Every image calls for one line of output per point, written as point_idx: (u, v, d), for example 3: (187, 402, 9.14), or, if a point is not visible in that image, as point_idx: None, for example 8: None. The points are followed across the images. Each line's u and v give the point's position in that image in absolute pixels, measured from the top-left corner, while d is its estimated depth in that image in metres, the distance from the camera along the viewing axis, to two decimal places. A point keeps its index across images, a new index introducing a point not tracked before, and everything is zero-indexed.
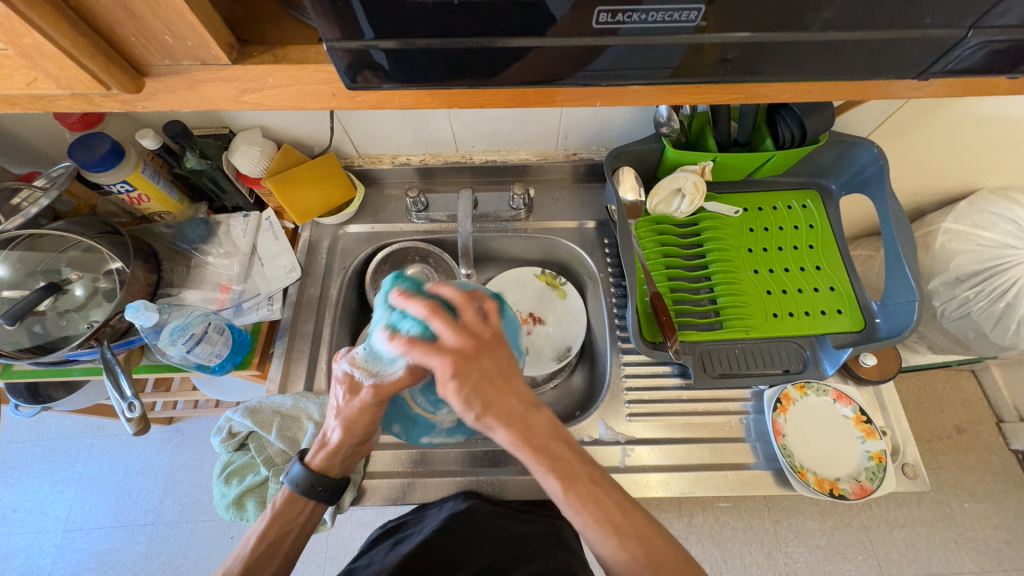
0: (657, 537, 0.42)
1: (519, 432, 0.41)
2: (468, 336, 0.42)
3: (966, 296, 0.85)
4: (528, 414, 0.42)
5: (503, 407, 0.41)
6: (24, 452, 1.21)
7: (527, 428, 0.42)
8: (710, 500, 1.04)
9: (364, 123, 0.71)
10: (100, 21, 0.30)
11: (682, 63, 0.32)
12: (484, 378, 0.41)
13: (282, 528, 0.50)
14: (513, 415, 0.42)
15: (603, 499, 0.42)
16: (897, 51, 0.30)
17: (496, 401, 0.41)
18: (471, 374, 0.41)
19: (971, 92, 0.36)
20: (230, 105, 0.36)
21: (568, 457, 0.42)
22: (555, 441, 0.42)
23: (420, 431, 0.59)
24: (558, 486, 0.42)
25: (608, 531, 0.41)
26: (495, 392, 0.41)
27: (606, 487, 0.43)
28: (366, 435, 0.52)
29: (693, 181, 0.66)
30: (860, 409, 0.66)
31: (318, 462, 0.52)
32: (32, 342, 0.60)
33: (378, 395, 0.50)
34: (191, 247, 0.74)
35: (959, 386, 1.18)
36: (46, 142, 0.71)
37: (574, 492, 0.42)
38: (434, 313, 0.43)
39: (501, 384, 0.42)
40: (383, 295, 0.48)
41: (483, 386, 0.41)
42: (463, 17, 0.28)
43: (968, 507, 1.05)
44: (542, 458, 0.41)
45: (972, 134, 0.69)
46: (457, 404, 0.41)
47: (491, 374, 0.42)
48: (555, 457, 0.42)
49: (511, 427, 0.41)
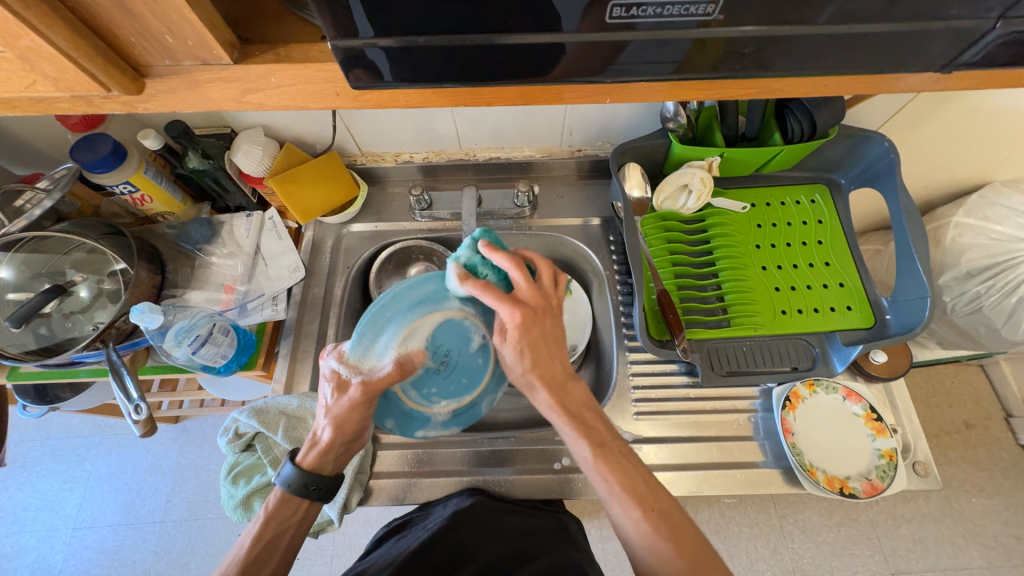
0: (676, 512, 0.43)
1: (558, 396, 0.45)
2: (540, 295, 0.45)
3: (977, 291, 0.84)
4: (567, 381, 0.46)
5: (548, 370, 0.45)
6: (32, 451, 1.22)
7: (566, 394, 0.46)
8: (716, 496, 1.03)
9: (366, 121, 0.70)
10: (99, 21, 0.30)
11: (693, 59, 0.31)
12: (543, 338, 0.44)
13: (276, 529, 0.50)
14: (558, 379, 0.45)
15: (629, 471, 0.44)
16: (920, 42, 0.30)
17: (545, 363, 0.45)
18: (535, 331, 0.43)
19: (992, 84, 0.35)
20: (232, 106, 0.36)
21: (600, 427, 0.46)
22: (586, 411, 0.46)
23: (415, 424, 0.53)
24: (590, 451, 0.44)
25: (632, 501, 0.42)
26: (548, 354, 0.45)
27: (631, 459, 0.45)
28: (357, 433, 0.52)
29: (700, 176, 0.65)
30: (870, 407, 0.66)
31: (310, 461, 0.51)
32: (38, 344, 0.60)
33: (366, 393, 0.48)
34: (195, 247, 0.73)
35: (967, 381, 1.16)
36: (47, 144, 0.70)
37: (604, 459, 0.44)
38: (519, 266, 0.42)
39: (554, 349, 0.45)
40: (469, 236, 0.44)
41: (539, 346, 0.44)
42: (471, 13, 0.27)
43: (976, 502, 1.04)
44: (575, 423, 0.45)
45: (985, 126, 0.68)
46: (513, 356, 0.44)
47: (547, 338, 0.45)
48: (586, 425, 0.45)
49: (552, 390, 0.45)
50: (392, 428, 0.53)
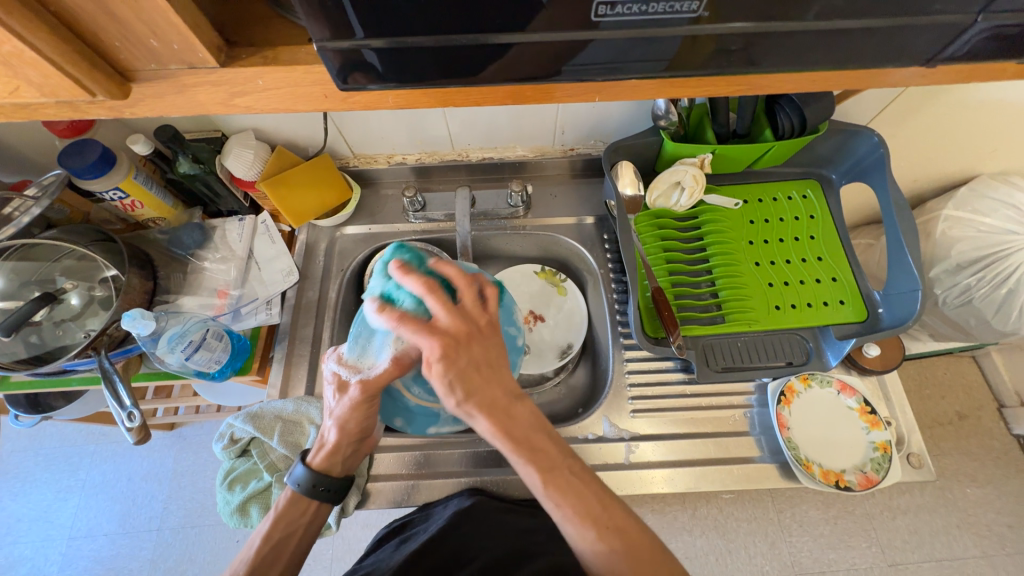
0: (636, 530, 0.40)
1: (499, 422, 0.41)
2: (463, 320, 0.42)
3: (968, 283, 0.84)
4: (511, 405, 0.42)
5: (486, 395, 0.41)
6: (26, 461, 1.21)
7: (509, 419, 0.42)
8: (714, 492, 1.04)
9: (358, 123, 0.70)
10: (83, 26, 0.29)
11: (682, 56, 0.31)
12: (472, 364, 0.41)
13: (285, 530, 0.49)
14: (496, 404, 0.41)
15: (581, 492, 0.41)
16: (903, 37, 0.30)
17: (481, 388, 0.41)
18: (460, 359, 0.41)
19: (977, 78, 0.36)
20: (220, 110, 0.36)
21: (550, 449, 0.42)
22: (535, 434, 0.42)
23: (423, 422, 0.59)
24: (538, 478, 0.41)
25: (586, 522, 0.40)
26: (481, 379, 0.41)
27: (585, 479, 0.42)
28: (363, 432, 0.52)
29: (693, 173, 0.65)
30: (864, 400, 0.66)
31: (319, 463, 0.51)
32: (29, 352, 0.59)
33: (366, 391, 0.49)
34: (187, 253, 0.73)
35: (960, 372, 1.17)
36: (35, 150, 0.70)
37: (553, 484, 0.41)
38: (429, 291, 0.42)
39: (488, 372, 0.42)
40: (382, 265, 0.49)
41: (469, 373, 0.41)
42: (457, 12, 0.27)
43: (970, 492, 1.05)
44: (522, 450, 0.41)
45: (973, 120, 0.68)
46: (441, 390, 0.41)
47: (479, 362, 0.42)
48: (533, 450, 0.41)
49: (492, 416, 0.41)
50: (402, 427, 0.58)
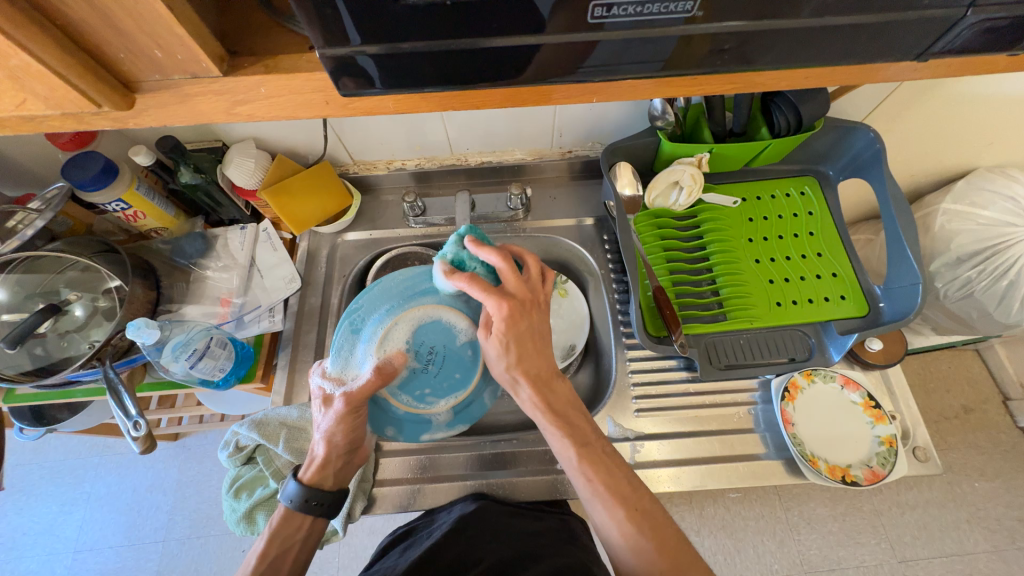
0: (662, 521, 0.43)
1: (541, 393, 0.47)
2: (525, 291, 0.46)
3: (969, 276, 0.84)
4: (552, 378, 0.48)
5: (534, 365, 0.46)
6: (30, 475, 1.20)
7: (550, 392, 0.48)
8: (720, 491, 1.03)
9: (358, 130, 0.70)
10: (88, 39, 0.30)
11: (678, 55, 0.32)
12: (529, 334, 0.45)
13: (282, 546, 0.49)
14: (542, 376, 0.47)
15: (612, 471, 0.45)
16: (895, 32, 0.30)
17: (532, 358, 0.46)
18: (521, 325, 0.44)
19: (970, 71, 0.36)
20: (222, 118, 0.36)
21: (584, 426, 0.48)
22: (572, 409, 0.48)
23: (415, 429, 0.52)
24: (573, 452, 0.46)
25: (615, 502, 0.43)
26: (532, 352, 0.46)
27: (617, 462, 0.46)
28: (352, 444, 0.52)
29: (690, 172, 0.65)
30: (868, 394, 0.66)
31: (309, 477, 0.51)
32: (33, 364, 0.60)
33: (348, 403, 0.48)
34: (189, 262, 0.73)
35: (963, 365, 1.17)
36: (38, 164, 0.70)
37: (586, 459, 0.45)
38: (504, 260, 0.44)
39: (539, 346, 0.47)
40: (453, 234, 0.46)
41: (524, 343, 0.46)
42: (455, 19, 0.28)
43: (978, 487, 1.05)
44: (559, 420, 0.47)
45: (969, 113, 0.68)
46: (496, 353, 0.46)
47: (532, 335, 0.46)
48: (569, 423, 0.47)
49: (536, 388, 0.47)
50: (395, 437, 0.52)
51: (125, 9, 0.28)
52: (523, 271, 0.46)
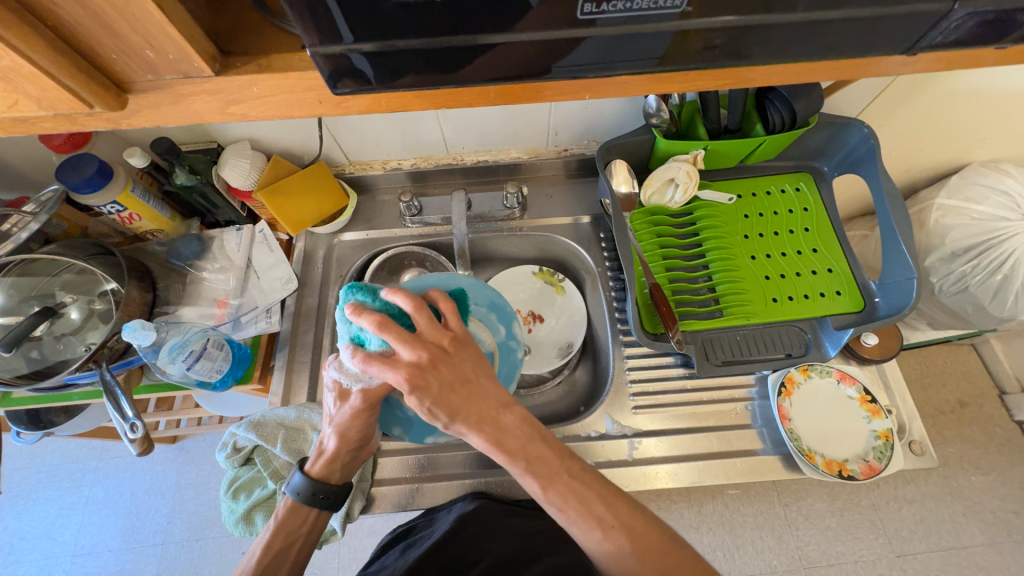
0: (636, 519, 0.43)
1: (491, 437, 0.41)
2: (426, 346, 0.39)
3: (963, 271, 0.85)
4: (499, 417, 0.41)
5: (471, 412, 0.40)
6: (27, 480, 1.20)
7: (503, 432, 0.41)
8: (719, 488, 1.04)
9: (353, 129, 0.70)
10: (80, 39, 0.30)
11: (670, 51, 0.32)
12: (446, 387, 0.39)
13: (286, 539, 0.50)
14: (487, 417, 0.41)
15: (585, 494, 0.43)
16: (884, 26, 0.30)
17: (465, 407, 0.40)
18: (433, 386, 0.38)
19: (960, 65, 0.36)
20: (216, 118, 0.36)
21: (548, 455, 0.42)
22: (531, 441, 0.42)
23: (426, 428, 0.55)
24: (539, 486, 0.42)
25: (591, 523, 0.42)
26: (461, 399, 0.40)
27: (587, 480, 0.43)
28: (362, 439, 0.51)
29: (686, 170, 0.65)
30: (864, 389, 0.67)
31: (317, 470, 0.51)
32: (29, 368, 0.60)
33: (367, 399, 0.47)
34: (186, 264, 0.73)
35: (959, 360, 1.18)
36: (33, 167, 0.70)
37: (554, 489, 0.42)
38: (382, 328, 0.38)
39: (466, 391, 0.40)
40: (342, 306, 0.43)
41: (446, 396, 0.39)
42: (446, 16, 0.28)
43: (975, 480, 1.05)
44: (519, 461, 0.41)
45: (962, 108, 0.69)
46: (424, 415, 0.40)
47: (452, 382, 0.39)
48: (530, 458, 0.42)
49: (483, 433, 0.41)
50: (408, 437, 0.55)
51: (117, 8, 0.28)
52: (421, 318, 0.40)
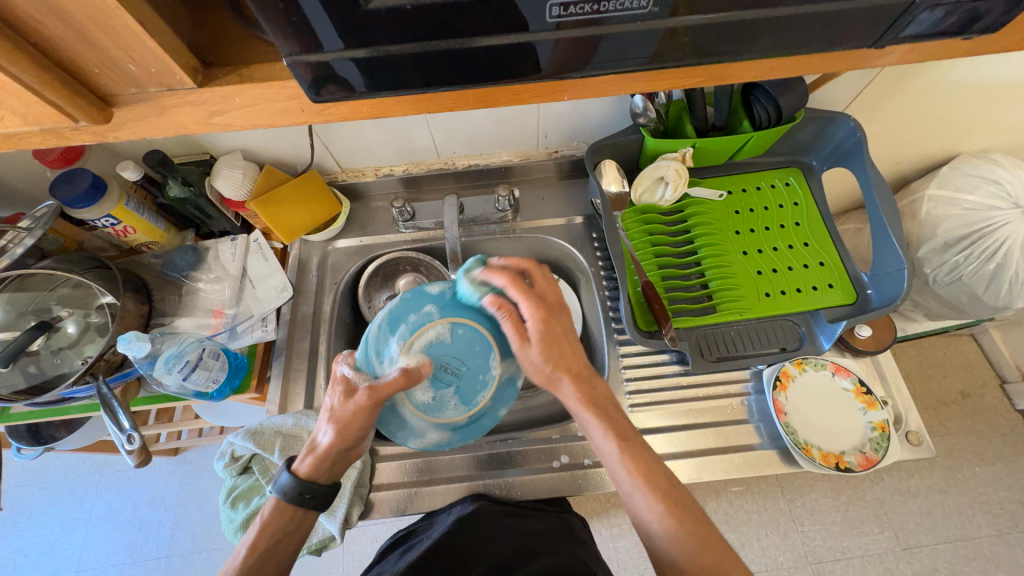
0: (697, 514, 0.45)
1: (585, 391, 0.48)
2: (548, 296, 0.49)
3: (957, 261, 0.85)
4: (592, 376, 0.49)
5: (572, 364, 0.48)
6: (29, 496, 1.20)
7: (591, 387, 0.49)
8: (722, 485, 1.02)
9: (344, 137, 0.71)
10: (61, 53, 0.30)
11: (646, 52, 0.32)
12: (564, 335, 0.48)
13: (272, 539, 0.47)
14: (581, 373, 0.49)
15: (653, 468, 0.46)
16: (852, 20, 0.31)
17: (570, 358, 0.48)
18: (556, 328, 0.48)
19: (933, 56, 0.36)
20: (200, 129, 0.36)
21: (623, 423, 0.48)
22: (610, 405, 0.49)
23: (511, 390, 0.49)
24: (617, 446, 0.47)
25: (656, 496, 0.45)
26: (568, 352, 0.48)
27: (652, 459, 0.47)
28: (357, 440, 0.48)
29: (675, 168, 0.66)
30: (859, 381, 0.67)
31: (306, 469, 0.48)
32: (28, 382, 0.60)
33: (373, 399, 0.44)
34: (181, 274, 0.74)
35: (960, 350, 1.18)
36: (27, 182, 0.71)
37: (628, 453, 0.46)
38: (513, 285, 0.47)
39: (572, 346, 0.49)
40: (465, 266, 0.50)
41: (560, 346, 0.48)
42: (420, 20, 0.28)
43: (979, 471, 1.05)
44: (601, 417, 0.48)
45: (949, 99, 0.69)
46: (538, 355, 0.47)
47: (562, 336, 0.48)
48: (613, 420, 0.48)
49: (579, 384, 0.48)
50: (512, 403, 0.50)
51: (97, 24, 0.28)
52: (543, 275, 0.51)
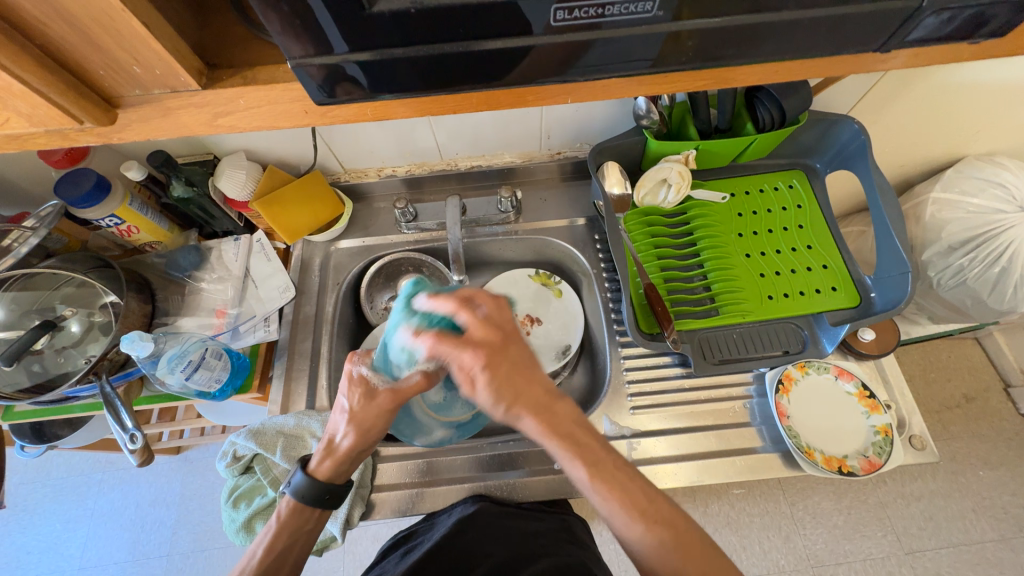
0: (681, 521, 0.41)
1: (547, 420, 0.41)
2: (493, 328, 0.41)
3: (961, 264, 0.84)
4: (554, 401, 0.41)
5: (530, 395, 0.41)
6: (33, 493, 1.21)
7: (554, 413, 0.42)
8: (724, 488, 0.98)
9: (347, 138, 0.71)
10: (67, 56, 0.31)
11: (650, 56, 0.32)
12: (515, 370, 0.41)
13: (288, 539, 0.47)
14: (542, 403, 0.41)
15: (628, 487, 0.41)
16: (856, 24, 0.31)
17: (526, 390, 0.41)
18: (503, 367, 0.40)
19: (939, 60, 0.36)
20: (204, 130, 0.36)
21: (594, 443, 0.42)
22: (579, 428, 0.42)
23: None
24: (586, 473, 0.41)
25: (635, 517, 0.40)
26: (524, 382, 0.41)
27: (629, 474, 0.42)
28: (375, 440, 0.48)
29: (678, 170, 0.66)
30: (862, 384, 0.67)
31: (324, 471, 0.48)
32: (31, 381, 0.60)
33: (395, 400, 0.46)
34: (184, 274, 0.74)
35: (963, 354, 1.17)
36: (33, 182, 0.71)
37: (601, 479, 0.41)
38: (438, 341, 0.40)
39: (529, 373, 0.41)
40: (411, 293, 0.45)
41: (512, 379, 0.40)
42: (425, 23, 0.28)
43: (983, 475, 1.04)
44: (567, 444, 0.41)
45: (954, 102, 0.69)
46: (489, 400, 0.40)
47: (517, 366, 0.41)
48: (581, 444, 0.41)
49: (539, 416, 0.41)
50: None
51: (102, 27, 0.29)
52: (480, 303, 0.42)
